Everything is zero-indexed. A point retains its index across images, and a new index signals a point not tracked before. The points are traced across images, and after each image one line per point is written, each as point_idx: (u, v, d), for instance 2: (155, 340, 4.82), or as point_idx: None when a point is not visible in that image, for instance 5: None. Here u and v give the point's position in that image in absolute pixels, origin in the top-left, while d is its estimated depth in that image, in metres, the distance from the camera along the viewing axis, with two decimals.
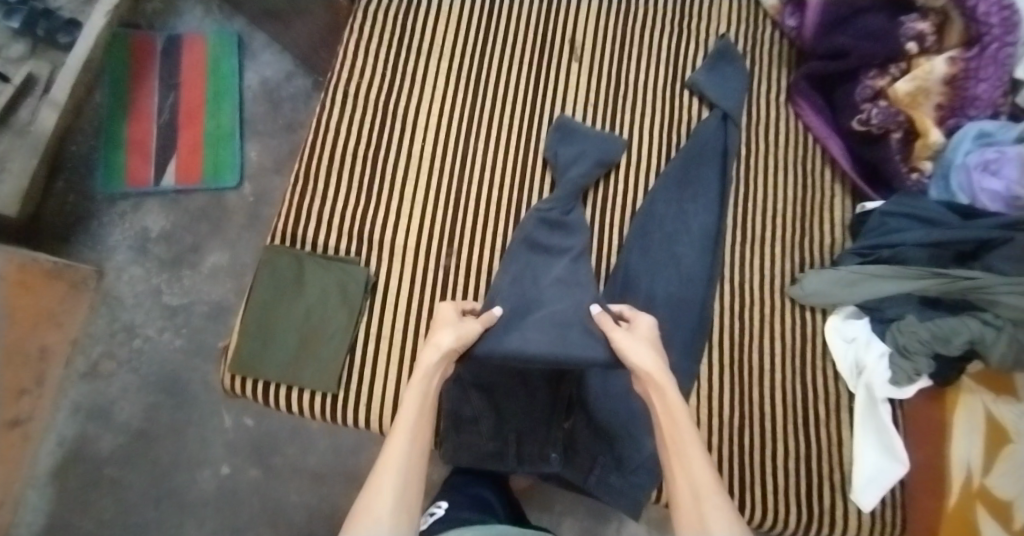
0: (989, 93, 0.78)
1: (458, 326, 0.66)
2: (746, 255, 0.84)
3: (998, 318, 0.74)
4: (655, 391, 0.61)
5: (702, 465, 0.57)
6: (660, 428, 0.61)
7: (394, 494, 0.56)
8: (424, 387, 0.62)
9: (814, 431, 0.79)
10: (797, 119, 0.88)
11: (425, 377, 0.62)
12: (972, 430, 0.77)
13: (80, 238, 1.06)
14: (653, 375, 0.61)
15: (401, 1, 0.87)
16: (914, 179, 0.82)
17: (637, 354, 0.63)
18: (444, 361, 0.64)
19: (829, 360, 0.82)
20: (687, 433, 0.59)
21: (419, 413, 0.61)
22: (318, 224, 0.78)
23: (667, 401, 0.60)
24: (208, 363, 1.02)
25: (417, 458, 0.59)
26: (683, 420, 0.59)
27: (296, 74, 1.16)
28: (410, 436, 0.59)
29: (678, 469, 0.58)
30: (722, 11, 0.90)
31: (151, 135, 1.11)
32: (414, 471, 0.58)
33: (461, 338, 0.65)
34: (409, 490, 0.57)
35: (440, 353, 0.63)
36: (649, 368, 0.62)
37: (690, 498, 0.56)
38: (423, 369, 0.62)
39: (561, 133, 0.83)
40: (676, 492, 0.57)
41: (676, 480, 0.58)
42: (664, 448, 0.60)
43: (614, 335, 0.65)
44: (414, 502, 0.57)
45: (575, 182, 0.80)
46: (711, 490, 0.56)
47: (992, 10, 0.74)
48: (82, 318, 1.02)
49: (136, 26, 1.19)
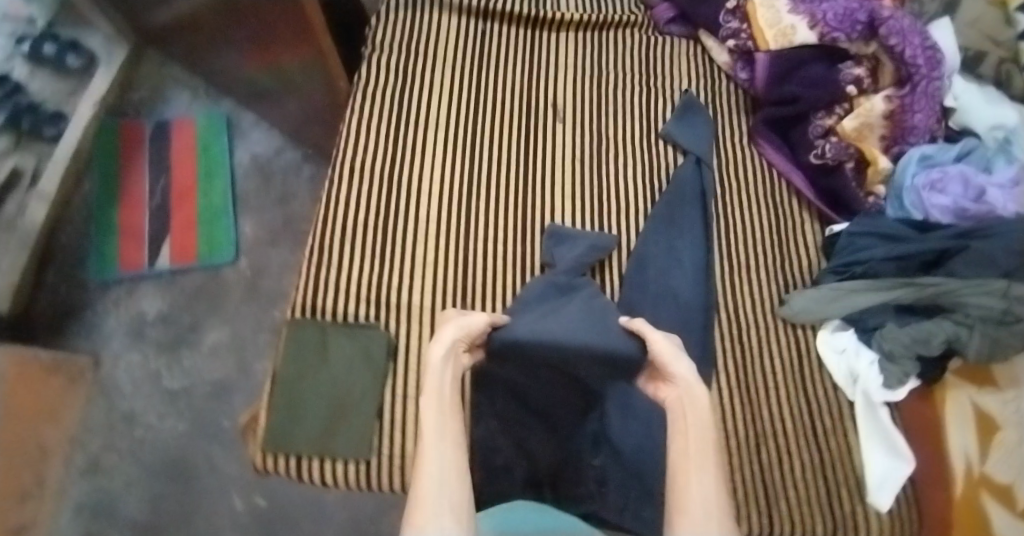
0: (924, 122, 0.89)
1: (462, 321, 0.71)
2: (736, 280, 0.91)
3: (968, 317, 0.80)
4: (688, 399, 0.63)
5: (711, 483, 0.55)
6: (678, 439, 0.60)
7: (435, 487, 0.52)
8: (439, 381, 0.63)
9: (824, 442, 0.84)
10: (761, 157, 0.98)
11: (437, 368, 0.65)
12: (963, 421, 0.82)
13: (74, 328, 1.07)
14: (691, 383, 0.65)
15: (395, 80, 0.95)
16: (871, 202, 0.93)
17: (677, 365, 0.68)
18: (455, 351, 0.68)
19: (826, 372, 0.89)
20: (704, 444, 0.59)
21: (441, 412, 0.60)
22: (337, 295, 0.82)
23: (701, 419, 0.61)
24: (215, 445, 1.02)
25: (454, 456, 0.56)
26: (701, 432, 0.60)
27: (285, 148, 1.23)
28: (438, 437, 0.58)
29: (689, 478, 0.55)
30: (683, 70, 1.02)
31: (142, 222, 1.15)
32: (455, 469, 0.55)
33: (467, 332, 0.70)
34: (453, 487, 0.53)
35: (448, 344, 0.67)
36: (691, 376, 0.66)
37: (701, 509, 0.52)
38: (434, 363, 0.65)
39: (555, 239, 0.87)
40: (680, 497, 0.54)
41: (683, 486, 0.55)
42: (674, 457, 0.58)
43: (655, 345, 0.70)
44: (463, 496, 0.53)
45: (574, 260, 0.83)
46: (721, 507, 0.53)
47: (918, 53, 0.86)
48: (81, 410, 1.03)
49: (124, 114, 1.25)
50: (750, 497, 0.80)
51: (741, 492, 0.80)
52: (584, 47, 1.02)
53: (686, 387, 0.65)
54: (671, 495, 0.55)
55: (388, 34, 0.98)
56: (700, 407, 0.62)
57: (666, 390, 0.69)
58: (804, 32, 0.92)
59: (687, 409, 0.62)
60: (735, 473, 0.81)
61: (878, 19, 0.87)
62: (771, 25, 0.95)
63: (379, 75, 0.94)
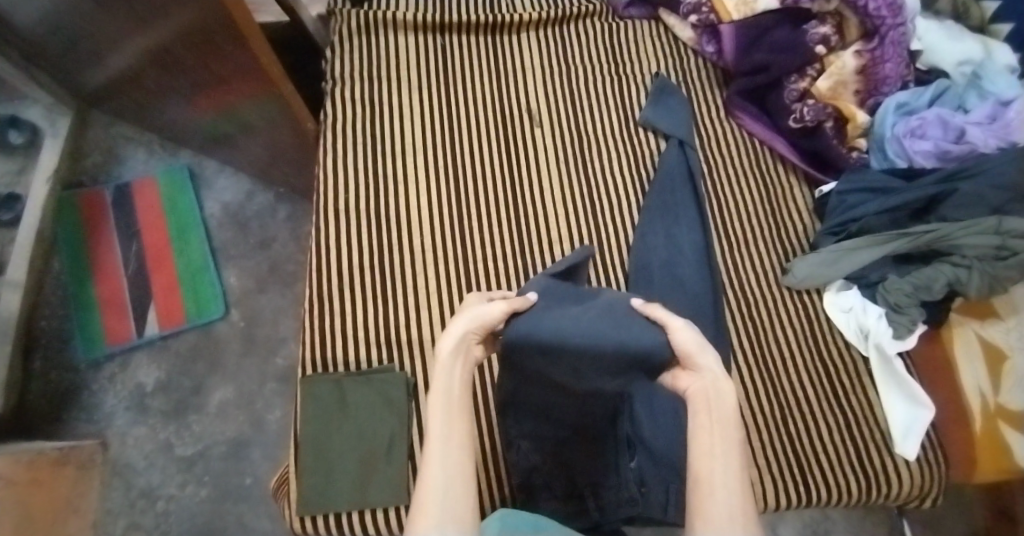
0: (896, 70, 0.89)
1: (480, 309, 0.59)
2: (737, 257, 0.91)
3: (965, 258, 0.82)
4: (714, 396, 0.54)
5: (734, 486, 0.50)
6: (699, 438, 0.53)
7: (439, 502, 0.50)
8: (447, 381, 0.56)
9: (846, 401, 0.86)
10: (741, 129, 0.98)
11: (446, 367, 0.56)
12: (974, 359, 0.86)
13: (73, 413, 1.03)
14: (720, 380, 0.55)
15: (363, 113, 0.92)
16: (855, 156, 0.92)
17: (705, 359, 0.57)
18: (466, 347, 0.58)
19: (837, 332, 0.90)
20: (728, 448, 0.52)
21: (449, 413, 0.55)
22: (347, 346, 0.82)
23: (727, 418, 0.53)
24: (243, 505, 1.00)
25: (462, 463, 0.53)
26: (726, 434, 0.52)
27: (256, 191, 1.19)
28: (444, 442, 0.54)
29: (711, 486, 0.50)
30: (649, 51, 1.00)
31: (122, 290, 1.11)
32: (461, 480, 0.52)
33: (483, 325, 0.59)
34: (459, 497, 0.52)
35: (457, 338, 0.57)
36: (719, 368, 0.56)
37: (725, 519, 0.48)
38: (443, 359, 0.56)
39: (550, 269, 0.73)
40: (700, 507, 0.49)
41: (704, 491, 0.50)
42: (694, 459, 0.52)
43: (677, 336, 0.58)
44: (468, 505, 0.52)
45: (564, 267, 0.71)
46: (747, 520, 0.48)
47: (881, 5, 0.85)
48: (98, 494, 0.99)
49: (80, 184, 1.19)
50: (785, 468, 0.81)
51: (777, 465, 0.81)
52: (546, 44, 0.99)
53: (712, 381, 0.55)
54: (690, 503, 0.50)
55: (346, 66, 0.94)
56: (729, 406, 0.54)
57: (684, 380, 0.57)
58: None
59: (713, 408, 0.54)
60: (767, 447, 0.82)
61: None
62: None
63: (347, 110, 0.92)
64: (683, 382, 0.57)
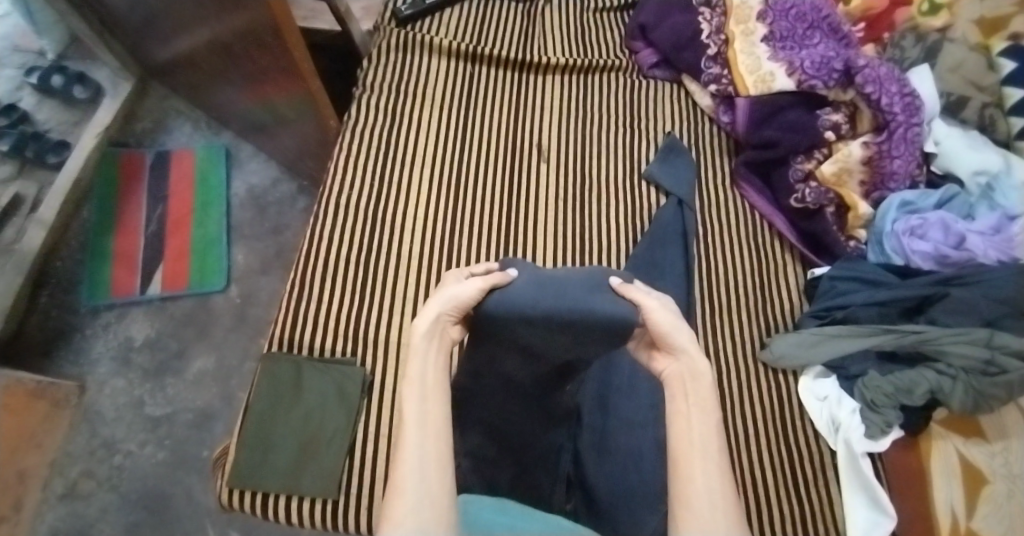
0: (904, 168, 0.89)
1: (455, 289, 0.61)
2: (717, 325, 0.90)
3: (949, 367, 0.78)
4: (689, 376, 0.58)
5: (715, 473, 0.52)
6: (678, 422, 0.56)
7: (414, 486, 0.51)
8: (421, 368, 0.57)
9: (806, 494, 0.81)
10: (743, 200, 1.00)
11: (421, 350, 0.58)
12: (950, 477, 0.77)
13: (61, 352, 1.08)
14: (696, 358, 0.58)
15: (383, 122, 0.99)
16: (852, 246, 0.93)
17: (681, 336, 0.58)
18: (440, 330, 0.60)
19: (808, 419, 0.85)
20: (705, 431, 0.54)
21: (423, 399, 0.56)
22: (314, 329, 0.84)
23: (703, 398, 0.56)
24: (193, 475, 1.00)
25: (437, 445, 0.54)
26: (703, 419, 0.55)
27: (281, 180, 1.26)
28: (420, 426, 0.54)
29: (692, 467, 0.52)
30: (667, 114, 1.05)
31: (137, 247, 1.18)
32: (436, 463, 0.53)
33: (457, 306, 0.61)
34: (433, 482, 0.52)
35: (431, 320, 0.59)
36: (694, 347, 0.58)
37: (706, 505, 0.50)
38: (417, 344, 0.59)
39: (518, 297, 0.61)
40: (683, 491, 0.52)
41: (685, 478, 0.52)
42: (674, 442, 0.54)
43: (653, 316, 0.58)
44: (445, 490, 0.52)
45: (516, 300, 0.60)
46: (728, 498, 0.51)
47: (894, 101, 0.87)
48: (63, 435, 1.02)
49: (125, 144, 1.30)
50: None
51: None
52: (568, 91, 1.05)
53: (690, 363, 0.58)
54: (674, 486, 0.53)
55: (377, 77, 1.02)
56: (704, 387, 0.57)
57: (662, 361, 0.61)
58: (783, 79, 0.95)
59: (689, 387, 0.57)
60: None
61: (853, 68, 0.90)
62: (751, 71, 0.98)
63: (369, 116, 0.99)
64: (660, 363, 0.61)
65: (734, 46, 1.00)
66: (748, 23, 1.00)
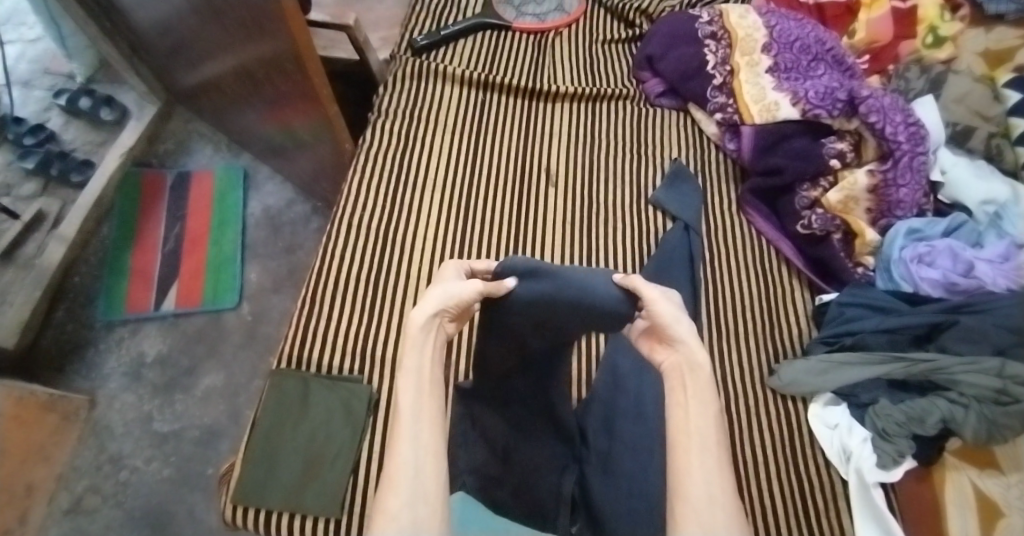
0: (910, 197, 0.90)
1: (453, 285, 0.60)
2: (724, 348, 0.89)
3: (962, 396, 0.76)
4: (688, 369, 0.56)
5: (713, 464, 0.51)
6: (677, 414, 0.55)
7: (410, 482, 0.51)
8: (418, 359, 0.57)
9: (814, 522, 0.78)
10: (750, 226, 1.00)
11: (418, 343, 0.57)
12: (965, 508, 0.74)
13: (74, 366, 1.10)
14: (696, 349, 0.56)
15: (397, 146, 1.02)
16: (861, 272, 0.92)
17: (682, 327, 0.57)
18: (436, 324, 0.59)
19: (818, 448, 0.83)
20: (702, 421, 0.54)
21: (418, 393, 0.56)
22: (321, 345, 0.85)
23: (702, 391, 0.55)
24: (198, 493, 1.00)
25: (432, 442, 0.54)
26: (701, 410, 0.54)
27: (296, 201, 1.29)
28: (415, 420, 0.54)
29: (690, 460, 0.52)
30: (674, 141, 1.07)
31: (153, 264, 1.20)
32: (431, 459, 0.53)
33: (456, 303, 0.59)
34: (428, 479, 0.52)
35: (429, 313, 0.58)
36: (694, 338, 0.57)
37: (703, 496, 0.50)
38: (413, 336, 0.57)
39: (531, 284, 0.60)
40: (681, 484, 0.51)
41: (682, 471, 0.51)
42: (673, 434, 0.54)
43: (655, 307, 0.57)
44: (438, 486, 0.52)
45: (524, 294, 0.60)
46: (726, 490, 0.51)
47: (899, 130, 0.89)
48: (71, 450, 1.03)
49: (148, 165, 1.34)
50: None
51: None
52: (576, 119, 1.08)
53: (689, 354, 0.56)
54: (673, 478, 0.52)
55: (392, 103, 1.05)
56: (703, 380, 0.55)
57: (661, 352, 0.60)
58: (787, 108, 0.97)
59: (688, 380, 0.56)
60: None
61: (857, 98, 0.92)
62: (756, 101, 1.00)
63: (383, 139, 1.02)
64: (660, 354, 0.59)
65: (740, 77, 1.03)
66: (754, 54, 1.03)
